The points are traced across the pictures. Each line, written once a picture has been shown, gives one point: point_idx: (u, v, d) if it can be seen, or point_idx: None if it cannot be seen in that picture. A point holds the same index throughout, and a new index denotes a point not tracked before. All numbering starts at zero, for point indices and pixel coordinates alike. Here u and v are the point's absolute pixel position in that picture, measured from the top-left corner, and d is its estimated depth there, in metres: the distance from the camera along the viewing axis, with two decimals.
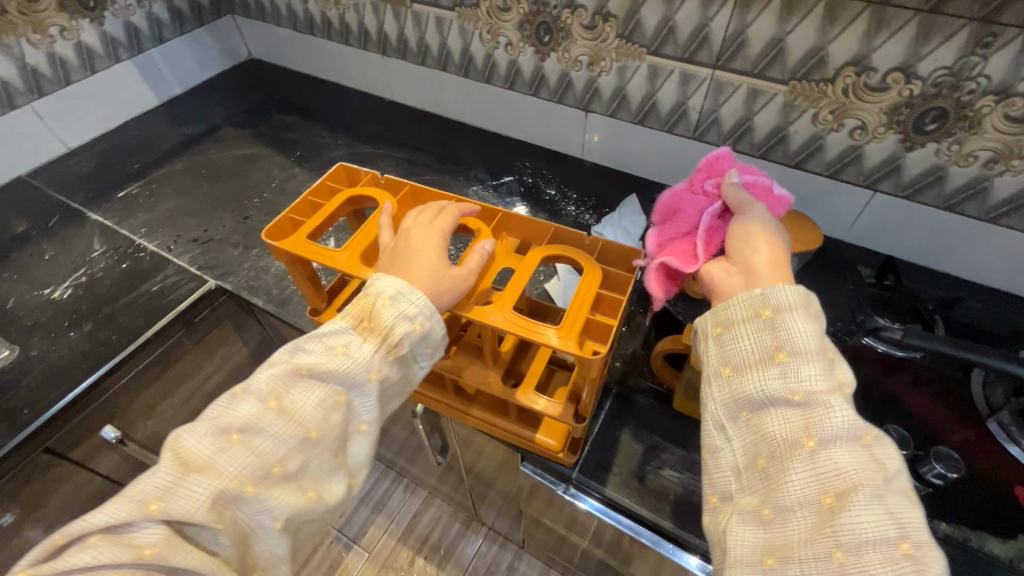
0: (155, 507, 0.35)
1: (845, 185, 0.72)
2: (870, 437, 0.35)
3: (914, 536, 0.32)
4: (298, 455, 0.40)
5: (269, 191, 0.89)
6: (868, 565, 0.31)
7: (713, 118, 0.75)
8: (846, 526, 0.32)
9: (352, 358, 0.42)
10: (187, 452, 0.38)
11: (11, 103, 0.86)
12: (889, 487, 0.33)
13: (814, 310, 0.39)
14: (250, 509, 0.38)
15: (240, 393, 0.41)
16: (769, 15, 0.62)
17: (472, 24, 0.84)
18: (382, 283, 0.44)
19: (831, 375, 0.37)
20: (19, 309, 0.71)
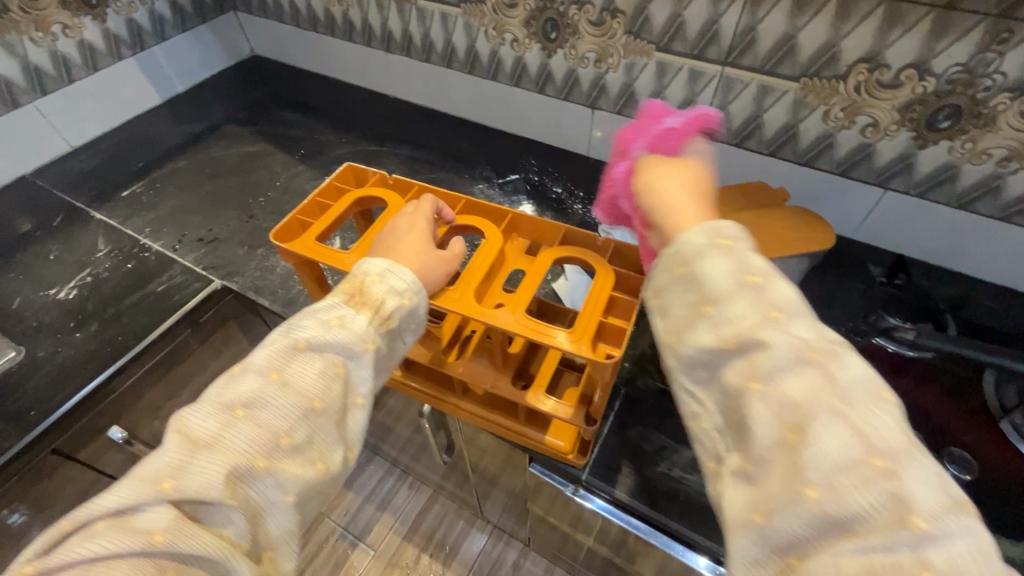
0: (168, 484, 0.34)
1: (855, 183, 0.71)
2: (817, 353, 0.32)
3: (883, 446, 0.29)
4: (305, 425, 0.38)
5: (274, 190, 0.89)
6: (841, 492, 0.28)
7: (721, 115, 0.74)
8: (809, 458, 0.29)
9: (347, 329, 0.41)
10: (191, 431, 0.36)
11: (14, 102, 0.86)
12: (845, 401, 0.30)
13: (726, 242, 0.38)
14: (260, 485, 0.36)
15: (239, 371, 0.39)
16: (780, 11, 0.61)
17: (478, 20, 0.83)
18: (371, 264, 0.44)
19: (760, 300, 0.34)
20: (25, 309, 0.71)
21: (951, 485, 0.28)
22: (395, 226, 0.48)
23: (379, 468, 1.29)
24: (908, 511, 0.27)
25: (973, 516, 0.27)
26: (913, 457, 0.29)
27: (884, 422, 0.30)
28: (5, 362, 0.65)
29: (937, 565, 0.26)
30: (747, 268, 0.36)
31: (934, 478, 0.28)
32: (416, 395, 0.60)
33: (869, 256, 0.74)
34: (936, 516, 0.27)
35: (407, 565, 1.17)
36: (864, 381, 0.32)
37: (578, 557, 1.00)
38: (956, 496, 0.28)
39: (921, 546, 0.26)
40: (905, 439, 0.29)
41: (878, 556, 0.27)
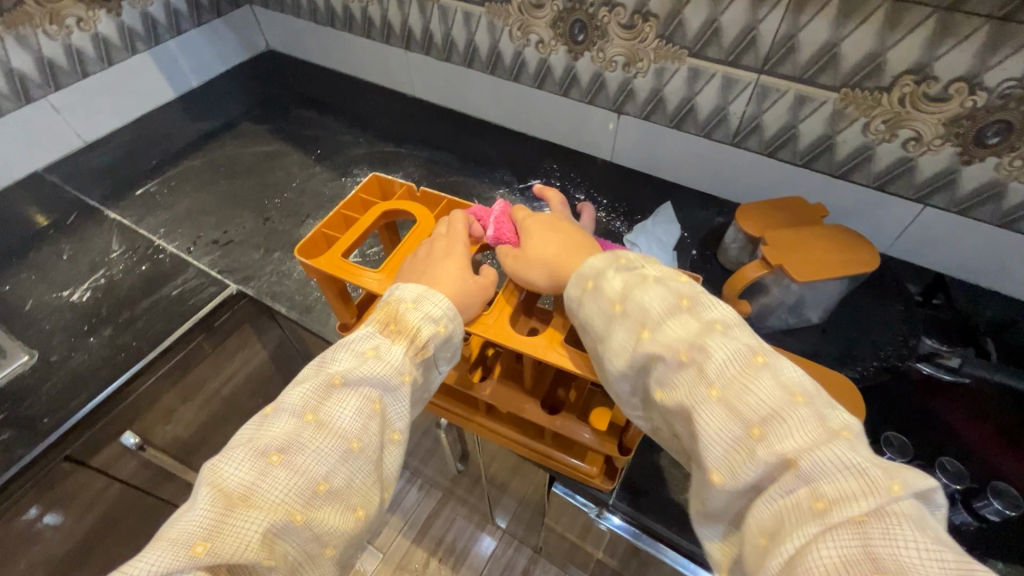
0: (201, 548, 0.31)
1: (893, 198, 0.68)
2: (686, 352, 0.37)
3: (755, 416, 0.34)
4: (343, 470, 0.37)
5: (290, 191, 0.87)
6: (739, 466, 0.34)
7: (754, 125, 0.72)
8: (706, 446, 0.35)
9: (383, 361, 0.41)
10: (224, 483, 0.35)
11: (27, 97, 0.84)
12: (718, 387, 0.36)
13: (592, 283, 0.43)
14: (299, 540, 0.35)
15: (272, 413, 0.39)
16: (823, 18, 0.59)
17: (502, 20, 0.81)
18: (404, 290, 0.44)
19: (634, 320, 0.40)
20: (38, 311, 0.69)
21: (824, 420, 0.33)
22: (430, 248, 0.48)
23: None
24: (788, 459, 0.32)
25: (844, 440, 0.32)
26: (786, 414, 0.33)
27: (754, 392, 0.35)
28: (18, 366, 0.64)
29: (825, 491, 0.30)
30: (612, 299, 0.42)
31: (809, 421, 0.33)
32: (439, 412, 0.58)
33: (904, 273, 0.71)
34: (810, 452, 0.32)
35: (416, 569, 1.17)
36: (731, 358, 0.36)
37: (590, 568, 0.98)
38: (829, 429, 0.33)
39: (809, 480, 0.31)
40: (777, 399, 0.34)
41: (782, 502, 0.32)
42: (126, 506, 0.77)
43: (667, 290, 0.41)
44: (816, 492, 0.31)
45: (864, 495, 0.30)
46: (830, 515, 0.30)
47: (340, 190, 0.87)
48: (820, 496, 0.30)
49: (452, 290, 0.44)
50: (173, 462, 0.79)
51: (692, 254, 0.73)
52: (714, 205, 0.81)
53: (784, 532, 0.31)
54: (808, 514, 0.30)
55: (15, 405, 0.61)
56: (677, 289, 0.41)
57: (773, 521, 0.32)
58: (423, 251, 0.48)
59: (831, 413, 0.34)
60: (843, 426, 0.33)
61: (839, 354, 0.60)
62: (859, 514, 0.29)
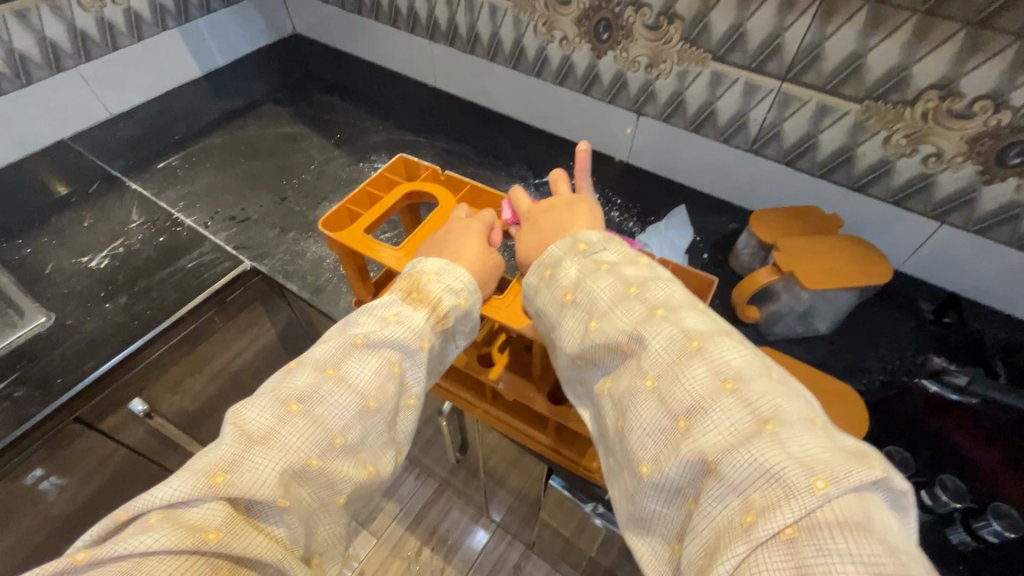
0: (221, 479, 0.33)
1: (911, 214, 0.68)
2: (627, 344, 0.38)
3: (682, 409, 0.34)
4: (359, 425, 0.38)
5: (308, 173, 0.88)
6: (664, 461, 0.34)
7: (773, 133, 0.72)
8: (636, 440, 0.35)
9: (405, 325, 0.42)
10: (246, 424, 0.36)
11: (58, 66, 0.86)
12: (653, 377, 0.36)
13: (550, 271, 0.44)
14: (312, 484, 0.36)
15: (295, 367, 0.40)
16: (851, 29, 0.59)
17: (528, 15, 0.81)
18: (427, 263, 0.45)
19: (581, 306, 0.41)
20: (57, 275, 0.71)
21: (752, 410, 0.32)
22: (450, 229, 0.49)
23: None
24: (709, 461, 0.32)
25: (769, 434, 0.31)
26: (713, 404, 0.33)
27: (683, 382, 0.34)
28: (35, 327, 0.65)
29: (754, 503, 0.29)
30: (566, 288, 0.43)
31: (734, 411, 0.32)
32: (445, 395, 0.59)
33: (917, 290, 0.71)
34: (731, 452, 0.31)
35: (409, 556, 1.17)
36: (664, 346, 0.36)
37: (582, 566, 0.99)
38: (757, 422, 0.32)
39: (733, 486, 0.30)
40: (706, 388, 0.34)
41: (712, 509, 0.31)
42: (129, 473, 0.78)
43: (616, 279, 0.41)
44: (747, 504, 0.30)
45: (788, 502, 0.28)
46: (755, 530, 0.29)
47: (357, 175, 0.88)
48: (749, 509, 0.29)
49: (473, 269, 0.46)
50: (179, 432, 0.80)
51: (703, 258, 0.73)
52: (728, 211, 0.81)
53: (718, 548, 0.30)
54: (737, 530, 0.29)
55: (30, 364, 0.62)
56: (629, 278, 0.41)
57: (710, 541, 0.31)
58: (446, 230, 0.49)
59: (762, 402, 0.32)
60: (772, 419, 0.32)
61: (846, 365, 0.60)
62: (785, 527, 0.28)
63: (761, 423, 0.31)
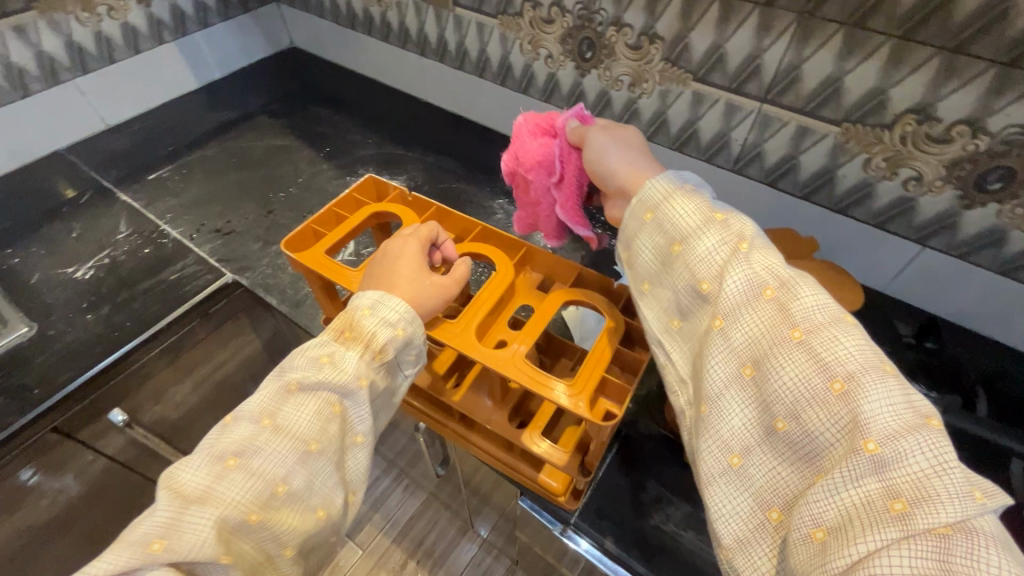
0: (158, 546, 0.35)
1: (893, 237, 0.67)
2: (774, 290, 0.38)
3: (842, 370, 0.35)
4: (300, 472, 0.41)
5: (295, 186, 0.89)
6: (809, 418, 0.35)
7: (755, 153, 0.71)
8: (778, 392, 0.36)
9: (339, 367, 0.44)
10: (182, 486, 0.39)
11: (55, 79, 0.88)
12: (803, 331, 0.36)
13: (689, 186, 0.45)
14: (256, 537, 0.39)
15: (231, 421, 0.43)
16: (827, 52, 0.58)
17: (514, 33, 0.82)
18: (364, 297, 0.46)
19: (724, 237, 0.41)
20: (43, 286, 0.72)
21: (913, 404, 0.33)
22: (389, 253, 0.50)
23: (376, 466, 1.27)
24: (867, 437, 0.32)
25: (933, 431, 0.32)
26: (874, 378, 0.34)
27: (841, 346, 0.35)
28: (17, 338, 0.66)
29: (904, 492, 0.31)
30: (714, 209, 0.43)
31: (897, 395, 0.33)
32: (414, 412, 0.59)
33: (900, 313, 0.70)
34: (894, 437, 0.32)
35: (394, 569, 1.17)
36: (821, 307, 0.37)
37: None
38: (918, 417, 0.33)
39: (886, 470, 0.32)
40: (867, 362, 0.35)
41: (849, 483, 0.32)
42: (110, 482, 0.79)
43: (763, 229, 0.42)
44: (893, 492, 0.31)
45: (950, 502, 0.30)
46: (908, 518, 0.30)
47: (344, 189, 0.88)
48: (899, 498, 0.31)
49: (406, 292, 0.47)
50: (160, 441, 0.81)
51: None
52: None
53: (853, 524, 0.32)
54: (886, 516, 0.31)
55: (9, 374, 0.63)
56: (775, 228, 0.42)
57: (837, 514, 0.32)
58: (385, 256, 0.50)
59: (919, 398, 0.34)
60: (932, 416, 0.33)
61: None
62: (942, 525, 0.29)
63: (924, 418, 0.33)
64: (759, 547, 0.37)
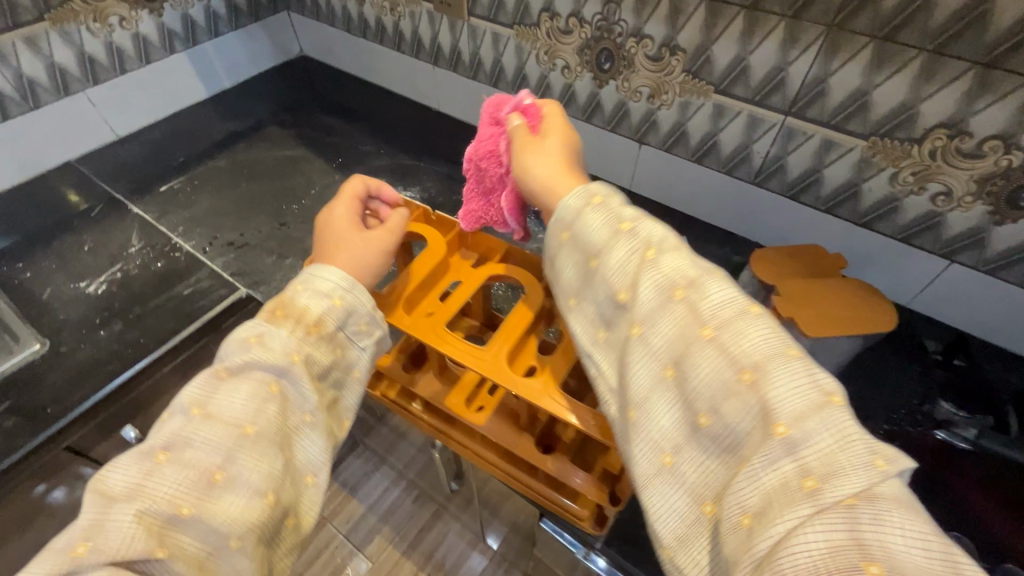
0: (81, 548, 0.33)
1: (919, 252, 0.66)
2: (684, 290, 0.37)
3: (749, 362, 0.33)
4: (238, 456, 0.39)
5: (309, 197, 0.88)
6: (725, 411, 0.33)
7: (778, 165, 0.70)
8: (694, 389, 0.34)
9: (270, 346, 0.43)
10: (110, 488, 0.37)
11: (66, 90, 0.87)
12: (713, 328, 0.35)
13: (599, 199, 0.42)
14: (195, 529, 0.36)
15: (165, 418, 0.41)
16: (855, 65, 0.57)
17: (530, 44, 0.81)
18: (299, 277, 0.48)
19: (633, 244, 0.40)
20: (55, 301, 0.71)
21: (818, 381, 0.32)
22: (321, 231, 0.52)
23: (384, 477, 1.25)
24: (777, 420, 0.31)
25: (837, 406, 0.31)
26: (780, 363, 0.33)
27: (749, 337, 0.34)
28: (28, 355, 0.65)
29: (813, 468, 0.29)
30: (622, 218, 0.41)
31: (803, 377, 0.32)
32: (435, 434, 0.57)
33: (926, 329, 0.69)
34: (802, 417, 0.31)
35: None
36: (728, 301, 0.36)
37: None
38: (823, 394, 0.32)
39: (796, 451, 0.30)
40: (773, 350, 0.33)
41: (766, 468, 0.30)
42: None
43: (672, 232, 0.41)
44: (805, 469, 0.30)
45: (853, 475, 0.29)
46: (819, 495, 0.29)
47: None
48: (810, 475, 0.29)
49: (346, 263, 0.49)
50: None
51: None
52: (731, 242, 0.79)
53: (770, 508, 0.30)
54: (798, 493, 0.29)
55: (21, 392, 0.62)
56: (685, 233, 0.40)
57: (757, 500, 0.30)
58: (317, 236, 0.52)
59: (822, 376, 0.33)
60: (835, 394, 0.32)
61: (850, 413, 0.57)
62: (848, 496, 0.28)
63: (827, 394, 0.31)
64: (696, 546, 0.34)
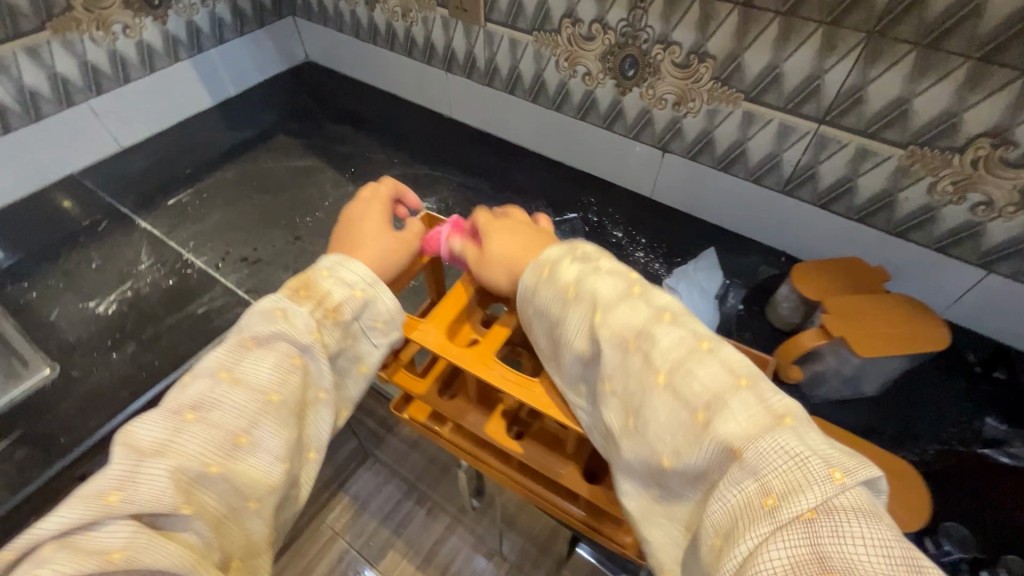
0: (114, 497, 0.34)
1: (955, 262, 0.65)
2: (634, 340, 0.38)
3: (701, 403, 0.35)
4: (261, 422, 0.39)
5: (322, 210, 0.86)
6: (685, 452, 0.35)
7: (809, 174, 0.69)
8: (656, 435, 0.36)
9: (293, 321, 0.41)
10: (137, 442, 0.36)
11: (68, 100, 0.84)
12: (665, 373, 0.36)
13: (548, 270, 0.44)
14: (217, 488, 0.37)
15: (188, 378, 0.40)
16: (896, 73, 0.56)
17: (550, 50, 0.79)
18: (322, 262, 0.46)
19: (585, 303, 0.41)
20: (63, 322, 0.69)
21: (768, 406, 0.34)
22: (352, 224, 0.50)
23: (396, 490, 1.05)
24: (733, 449, 0.33)
25: (787, 428, 0.32)
26: (729, 399, 0.34)
27: (698, 377, 0.36)
28: (40, 380, 0.62)
29: (773, 486, 0.31)
30: (566, 283, 0.43)
31: (752, 406, 0.34)
32: (469, 458, 0.55)
33: (963, 341, 0.67)
34: (753, 440, 0.32)
35: None
36: (675, 344, 0.37)
37: None
38: (773, 416, 0.33)
39: (755, 472, 0.31)
40: (722, 385, 0.35)
41: (730, 493, 0.32)
42: None
43: (619, 278, 0.42)
44: (766, 488, 0.31)
45: (810, 489, 0.30)
46: (778, 512, 0.30)
47: None
48: (770, 492, 0.31)
49: (366, 254, 0.47)
50: None
51: (739, 307, 0.70)
52: (759, 251, 0.78)
53: (735, 530, 0.31)
54: (759, 512, 0.31)
55: (31, 420, 0.59)
56: (630, 278, 0.42)
57: (726, 522, 0.32)
58: (344, 230, 0.50)
59: (773, 398, 0.34)
60: (787, 413, 0.33)
61: (898, 431, 0.54)
62: (807, 511, 0.30)
63: (777, 417, 0.33)
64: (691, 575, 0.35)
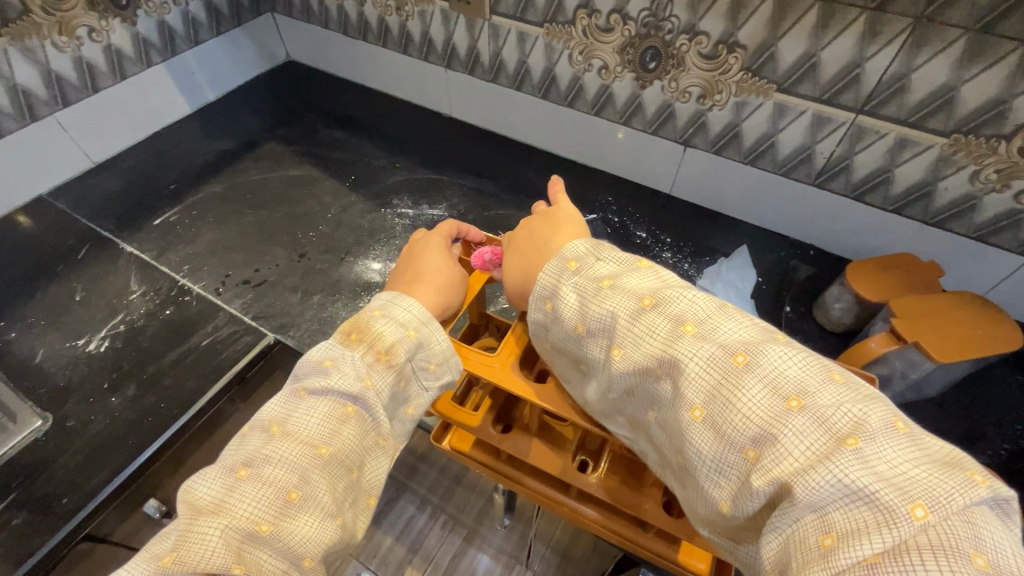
0: (168, 559, 0.30)
1: (994, 250, 0.63)
2: (660, 370, 0.34)
3: (745, 437, 0.30)
4: (315, 476, 0.34)
5: (325, 223, 0.80)
6: (736, 492, 0.30)
7: (842, 166, 0.66)
8: (701, 476, 0.32)
9: (343, 368, 0.37)
10: (197, 500, 0.33)
11: (32, 115, 0.76)
12: (700, 406, 0.32)
13: (549, 303, 0.40)
14: (270, 551, 0.32)
15: (247, 432, 0.37)
16: (943, 60, 0.53)
17: (562, 43, 0.74)
18: (374, 301, 0.42)
19: (604, 332, 0.37)
20: (50, 365, 0.62)
21: (826, 425, 0.28)
22: (409, 261, 0.48)
23: None
24: (783, 486, 0.28)
25: (849, 452, 0.27)
26: (777, 428, 0.29)
27: (737, 406, 0.30)
28: (30, 434, 0.56)
29: (834, 525, 0.26)
30: (573, 319, 0.38)
31: (806, 432, 0.28)
32: (518, 488, 0.50)
33: None
34: (806, 473, 0.27)
35: None
36: (704, 368, 0.32)
37: None
38: (832, 439, 0.28)
39: (813, 509, 0.27)
40: (766, 410, 0.30)
41: (786, 536, 0.28)
42: None
43: (626, 294, 0.37)
44: (825, 524, 0.26)
45: (877, 529, 0.25)
46: (835, 556, 0.25)
47: (381, 224, 0.80)
48: (829, 531, 0.26)
49: (431, 288, 0.45)
50: None
51: (784, 309, 0.68)
52: (787, 245, 0.75)
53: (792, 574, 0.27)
54: (814, 555, 0.26)
55: (27, 481, 0.53)
56: (640, 291, 0.37)
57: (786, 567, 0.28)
58: (400, 270, 0.48)
59: (834, 415, 0.28)
60: (851, 432, 0.28)
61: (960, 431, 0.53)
62: (870, 553, 0.25)
63: (837, 439, 0.28)
64: None
